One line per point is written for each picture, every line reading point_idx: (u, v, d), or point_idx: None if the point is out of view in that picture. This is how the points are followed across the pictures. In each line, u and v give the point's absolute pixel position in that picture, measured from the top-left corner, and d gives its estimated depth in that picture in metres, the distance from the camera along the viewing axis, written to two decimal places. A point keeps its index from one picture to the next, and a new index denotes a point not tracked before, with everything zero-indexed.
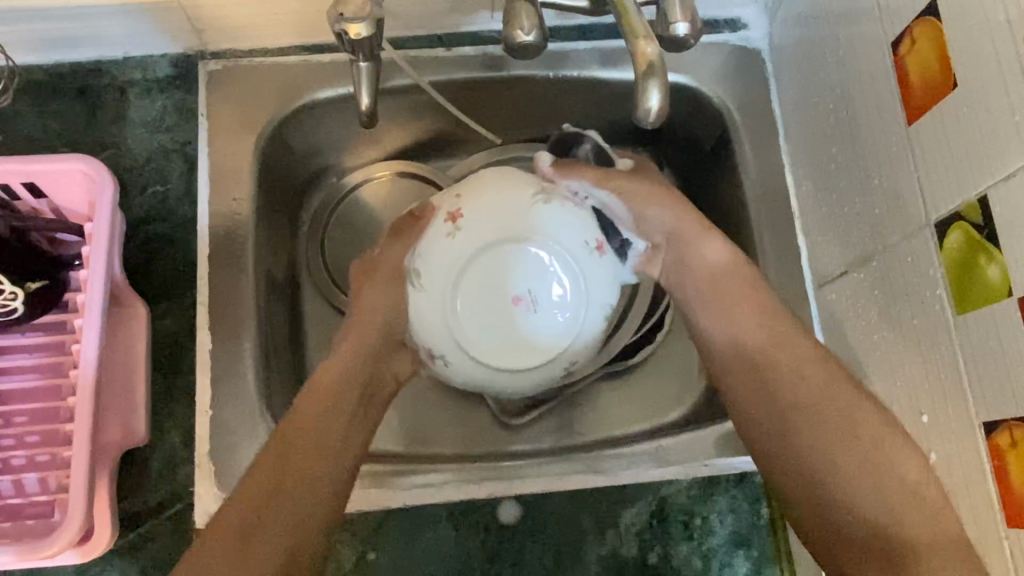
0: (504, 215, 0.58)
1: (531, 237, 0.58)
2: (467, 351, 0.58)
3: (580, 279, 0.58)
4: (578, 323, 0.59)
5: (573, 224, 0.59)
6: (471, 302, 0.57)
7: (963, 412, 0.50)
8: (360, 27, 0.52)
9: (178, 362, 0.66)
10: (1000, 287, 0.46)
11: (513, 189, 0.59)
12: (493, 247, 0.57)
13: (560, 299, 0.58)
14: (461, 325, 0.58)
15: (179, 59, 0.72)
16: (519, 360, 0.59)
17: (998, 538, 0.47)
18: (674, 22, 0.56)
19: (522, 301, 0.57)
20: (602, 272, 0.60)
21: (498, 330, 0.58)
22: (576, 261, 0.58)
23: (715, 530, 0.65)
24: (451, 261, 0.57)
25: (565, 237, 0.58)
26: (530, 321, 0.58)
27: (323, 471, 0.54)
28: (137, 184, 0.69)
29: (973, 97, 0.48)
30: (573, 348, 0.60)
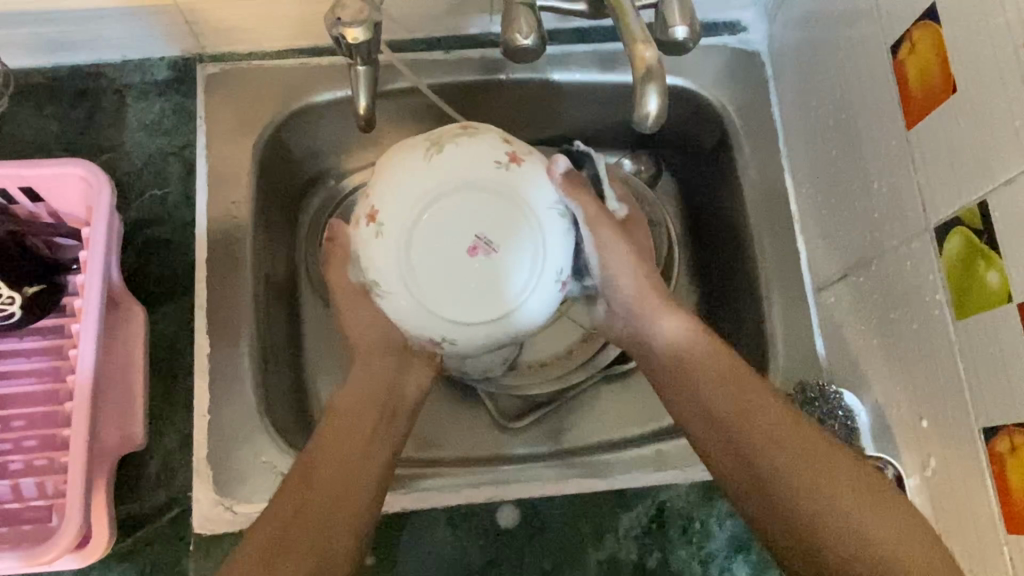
0: (412, 179, 0.53)
1: (445, 182, 0.52)
2: (455, 315, 0.53)
3: (518, 196, 0.53)
4: (548, 239, 0.53)
5: (484, 150, 0.54)
6: (431, 277, 0.52)
7: (962, 418, 0.50)
8: (358, 31, 0.52)
9: (176, 366, 0.66)
10: (1000, 293, 0.46)
11: (401, 159, 0.54)
12: (418, 213, 0.52)
13: (512, 225, 0.52)
14: (432, 297, 0.52)
15: (177, 63, 0.72)
16: (510, 294, 0.53)
17: (998, 545, 0.47)
18: (673, 25, 0.56)
19: (478, 247, 0.52)
20: (539, 177, 0.54)
21: (471, 281, 0.52)
22: (508, 179, 0.53)
23: (715, 535, 0.65)
24: (386, 254, 0.52)
25: (482, 165, 0.53)
26: (498, 263, 0.52)
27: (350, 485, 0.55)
28: (135, 188, 0.69)
29: (973, 101, 0.48)
30: (558, 267, 0.54)
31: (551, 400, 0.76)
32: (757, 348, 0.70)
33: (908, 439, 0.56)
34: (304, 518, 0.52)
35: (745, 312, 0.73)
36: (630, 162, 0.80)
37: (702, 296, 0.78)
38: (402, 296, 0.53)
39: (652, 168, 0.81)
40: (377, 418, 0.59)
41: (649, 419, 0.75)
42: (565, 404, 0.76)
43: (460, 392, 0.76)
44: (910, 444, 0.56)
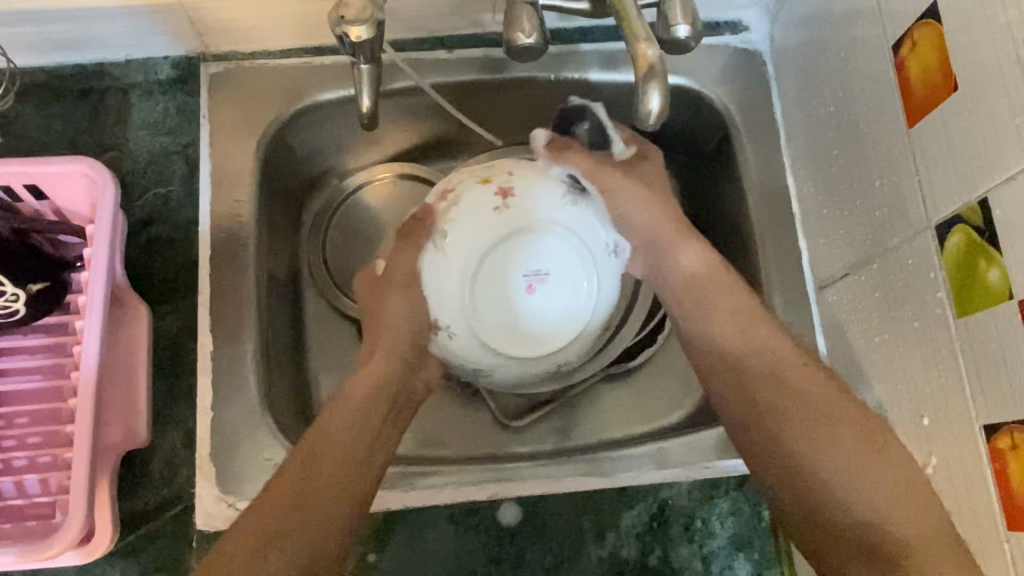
0: (443, 273, 0.60)
1: (469, 255, 0.60)
2: (553, 334, 0.62)
3: (528, 219, 0.60)
4: (572, 222, 0.61)
5: (479, 212, 0.60)
6: (520, 326, 0.61)
7: (964, 416, 0.50)
8: (361, 30, 0.52)
9: (179, 363, 0.66)
10: (1001, 291, 0.46)
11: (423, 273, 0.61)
12: (464, 288, 0.60)
13: (543, 245, 0.60)
14: (530, 334, 0.61)
15: (181, 62, 0.72)
16: (582, 290, 0.61)
17: (999, 541, 0.47)
18: (675, 24, 0.56)
19: (535, 280, 0.60)
20: (529, 186, 0.61)
21: (554, 302, 0.61)
22: (513, 208, 0.60)
23: (715, 533, 0.65)
24: (467, 338, 0.61)
25: (485, 223, 0.60)
26: (555, 280, 0.61)
27: (349, 481, 0.54)
28: (139, 186, 0.70)
29: (974, 99, 0.48)
30: (598, 237, 0.62)
31: (551, 399, 0.75)
32: None
33: (909, 437, 0.56)
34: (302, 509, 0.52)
35: None
36: None
37: None
38: (506, 354, 0.61)
39: None
40: (384, 411, 0.59)
41: (651, 417, 0.75)
42: (567, 403, 0.76)
43: (462, 390, 0.77)
44: (911, 443, 0.56)
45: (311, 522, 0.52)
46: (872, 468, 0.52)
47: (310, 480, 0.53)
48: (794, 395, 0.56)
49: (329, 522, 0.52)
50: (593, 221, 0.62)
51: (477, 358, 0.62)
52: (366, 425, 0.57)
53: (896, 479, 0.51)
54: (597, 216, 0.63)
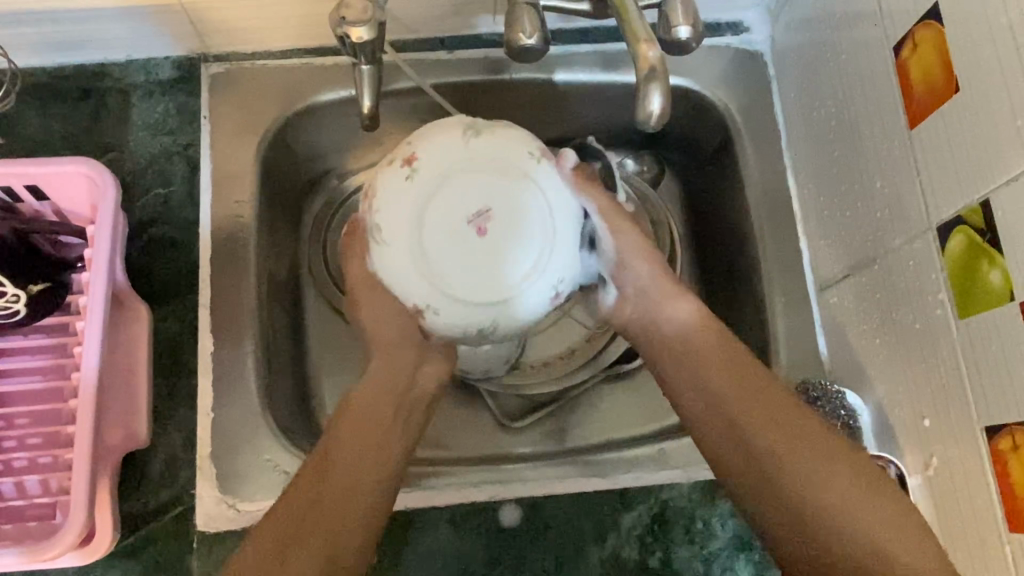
0: (396, 266, 0.54)
1: (403, 235, 0.54)
2: (527, 255, 0.54)
3: (438, 166, 0.54)
4: (489, 148, 0.55)
5: (393, 194, 0.54)
6: (495, 270, 0.53)
7: (965, 417, 0.50)
8: (362, 31, 0.52)
9: (180, 364, 0.66)
10: (1002, 292, 0.46)
11: (385, 275, 0.55)
12: (416, 263, 0.54)
13: (466, 180, 0.54)
14: (508, 266, 0.53)
15: (181, 63, 0.72)
16: (524, 199, 0.54)
17: (1000, 542, 0.47)
18: (676, 25, 0.56)
19: (483, 220, 0.53)
20: (430, 141, 0.55)
21: (508, 225, 0.53)
22: (422, 166, 0.54)
23: (716, 534, 0.65)
24: (449, 304, 0.54)
25: (405, 197, 0.54)
26: (496, 207, 0.53)
27: (361, 486, 0.53)
28: (139, 187, 0.70)
29: (975, 101, 0.48)
30: (521, 154, 0.55)
31: (552, 401, 0.76)
32: (758, 347, 0.70)
33: (910, 438, 0.56)
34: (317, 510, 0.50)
35: (747, 312, 0.73)
36: (632, 161, 0.81)
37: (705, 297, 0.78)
38: (493, 305, 0.54)
39: (654, 169, 0.81)
40: (394, 417, 0.58)
41: (651, 418, 0.75)
42: (568, 404, 0.76)
43: (462, 392, 0.77)
44: (912, 444, 0.56)
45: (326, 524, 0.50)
46: (860, 494, 0.49)
47: (325, 484, 0.52)
48: (773, 419, 0.53)
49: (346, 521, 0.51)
50: (498, 138, 0.55)
51: (475, 325, 0.55)
52: (377, 431, 0.56)
53: (881, 503, 0.49)
54: (499, 133, 0.56)
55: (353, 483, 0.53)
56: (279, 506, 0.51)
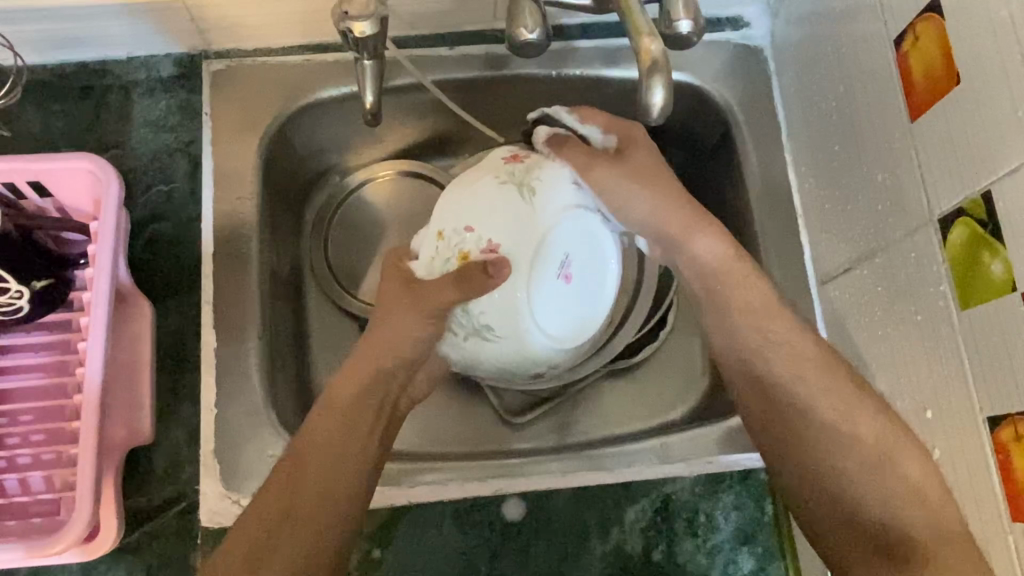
0: (505, 345, 0.62)
1: (518, 322, 0.60)
2: (598, 277, 0.66)
3: (530, 245, 0.59)
4: (546, 198, 0.61)
5: (496, 295, 0.59)
6: (586, 299, 0.66)
7: (968, 409, 0.50)
8: (365, 26, 0.52)
9: (183, 361, 0.66)
10: (1004, 282, 0.46)
11: (489, 354, 0.63)
12: (533, 331, 0.62)
13: (553, 246, 0.61)
14: (588, 294, 0.66)
15: (183, 59, 0.72)
16: (591, 231, 0.64)
17: (1002, 533, 0.47)
18: (677, 20, 0.56)
19: (568, 268, 0.63)
20: (498, 223, 0.59)
21: (585, 261, 0.64)
22: (508, 249, 0.59)
23: (718, 527, 0.65)
24: (560, 349, 0.65)
25: (509, 290, 0.59)
26: (577, 260, 0.63)
27: (340, 489, 0.53)
28: (141, 183, 0.70)
29: (975, 93, 0.48)
30: (566, 183, 0.62)
31: (552, 396, 0.75)
32: None
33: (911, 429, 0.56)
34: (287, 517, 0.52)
35: None
36: None
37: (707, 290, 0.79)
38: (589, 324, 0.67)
39: None
40: (374, 417, 0.58)
41: (653, 412, 0.75)
42: (569, 399, 0.76)
43: (466, 388, 0.77)
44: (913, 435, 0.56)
45: (303, 530, 0.51)
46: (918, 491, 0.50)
47: (295, 490, 0.53)
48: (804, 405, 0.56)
49: (314, 521, 0.52)
50: (551, 191, 0.61)
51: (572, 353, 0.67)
52: (358, 432, 0.56)
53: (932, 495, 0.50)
54: (546, 179, 0.61)
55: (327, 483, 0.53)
56: (249, 516, 0.52)
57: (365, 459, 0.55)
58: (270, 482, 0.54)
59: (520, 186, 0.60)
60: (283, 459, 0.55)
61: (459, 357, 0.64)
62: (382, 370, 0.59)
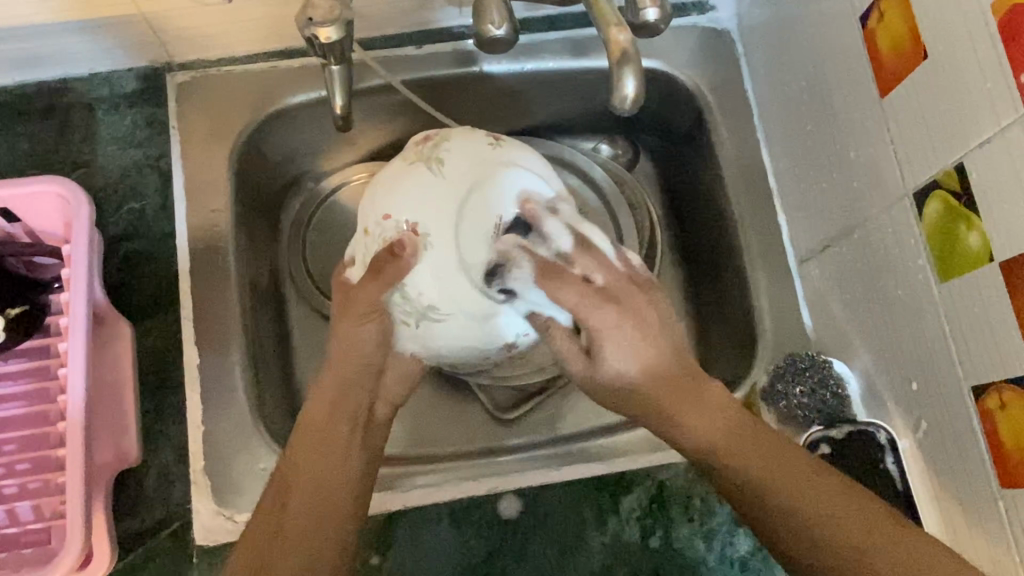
0: (460, 320, 0.58)
1: (463, 293, 0.57)
2: None
3: (442, 207, 0.58)
4: (457, 168, 0.59)
5: (426, 271, 0.57)
6: None
7: (952, 379, 0.51)
8: (330, 31, 0.52)
9: (166, 379, 0.65)
10: (982, 253, 0.47)
11: (456, 334, 0.59)
12: (484, 297, 0.58)
13: (477, 204, 0.58)
14: None
15: (145, 73, 0.71)
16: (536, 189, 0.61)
17: (994, 499, 0.48)
18: (643, 8, 0.57)
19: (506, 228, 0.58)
20: (410, 200, 0.58)
21: None
22: (427, 225, 0.57)
23: (715, 511, 0.65)
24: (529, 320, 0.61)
25: (438, 262, 0.57)
26: None
27: (330, 504, 0.53)
28: (112, 202, 0.68)
29: (940, 68, 0.49)
30: (476, 145, 0.61)
31: (540, 391, 0.76)
32: (742, 322, 0.71)
33: (898, 400, 0.57)
34: (283, 528, 0.52)
35: (729, 288, 0.73)
36: (606, 146, 0.83)
37: (686, 274, 0.80)
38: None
39: (629, 152, 0.83)
40: (349, 432, 0.56)
41: None
42: (558, 393, 0.77)
43: (456, 387, 0.78)
44: (900, 405, 0.57)
45: (293, 551, 0.51)
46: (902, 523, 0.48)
47: (287, 503, 0.53)
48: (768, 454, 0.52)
49: (313, 529, 0.52)
50: (456, 154, 0.60)
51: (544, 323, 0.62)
52: (338, 447, 0.55)
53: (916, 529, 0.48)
54: (448, 147, 0.60)
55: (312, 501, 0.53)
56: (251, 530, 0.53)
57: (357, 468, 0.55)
58: (261, 503, 0.54)
59: (423, 163, 0.60)
60: (271, 483, 0.55)
61: (422, 350, 0.60)
62: (348, 381, 0.57)
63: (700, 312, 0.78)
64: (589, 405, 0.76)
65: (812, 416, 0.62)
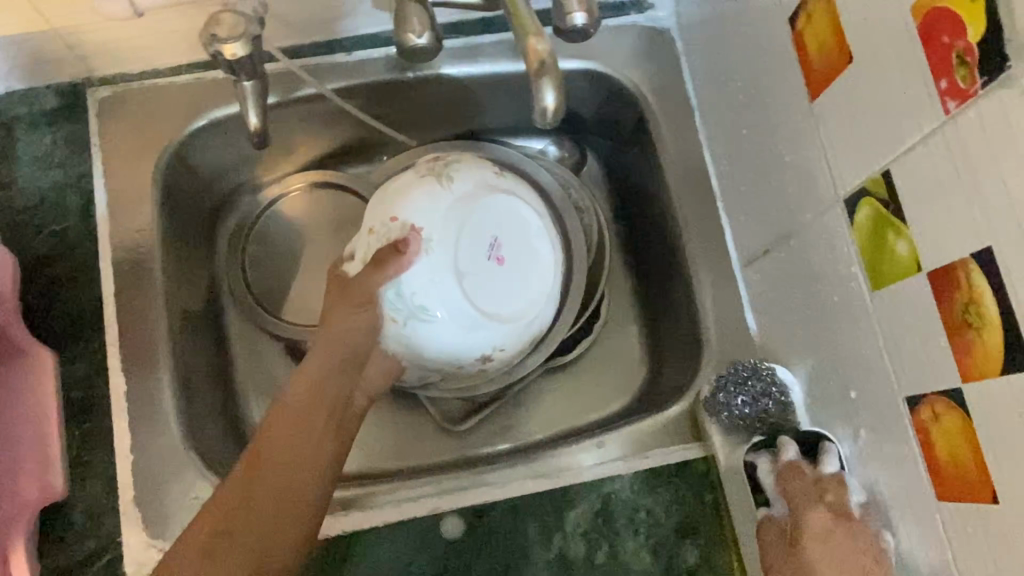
0: (446, 329, 0.59)
1: (455, 301, 0.58)
2: (546, 270, 0.63)
3: (446, 217, 0.59)
4: (464, 187, 0.60)
5: (425, 273, 0.57)
6: (533, 284, 0.62)
7: (887, 388, 0.50)
8: (235, 47, 0.50)
9: (93, 408, 0.63)
10: (910, 262, 0.45)
11: (437, 342, 0.59)
12: (473, 311, 0.59)
13: (476, 224, 0.60)
14: (534, 283, 0.62)
15: (64, 89, 0.68)
16: (530, 220, 0.63)
17: (931, 512, 0.47)
18: (571, 12, 0.55)
19: (498, 249, 0.61)
20: (416, 205, 0.59)
21: (527, 249, 0.62)
22: (432, 230, 0.58)
23: (660, 523, 0.64)
24: (510, 339, 0.62)
25: (438, 267, 0.57)
26: (513, 244, 0.62)
27: (300, 487, 0.50)
28: (33, 225, 0.66)
29: (866, 71, 0.47)
30: (481, 171, 0.63)
31: (491, 402, 0.74)
32: (689, 328, 0.69)
33: (839, 408, 0.56)
34: (248, 518, 0.47)
35: (676, 292, 0.71)
36: (553, 147, 0.80)
37: (636, 277, 0.78)
38: (530, 307, 0.62)
39: (575, 154, 0.81)
40: (328, 417, 0.53)
41: (589, 408, 0.75)
42: (508, 403, 0.76)
43: (404, 401, 0.76)
44: (841, 414, 0.56)
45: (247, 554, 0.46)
46: None
47: (250, 497, 0.48)
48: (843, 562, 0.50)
49: (277, 535, 0.48)
50: (465, 173, 0.62)
51: (521, 341, 0.63)
52: (319, 434, 0.52)
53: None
54: (458, 166, 0.62)
55: (282, 484, 0.49)
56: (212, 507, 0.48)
57: (329, 471, 0.52)
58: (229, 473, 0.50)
59: (435, 174, 0.61)
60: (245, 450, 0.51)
61: (405, 349, 0.60)
62: (337, 365, 0.55)
63: (650, 316, 0.76)
64: (538, 415, 0.75)
65: (755, 423, 0.60)
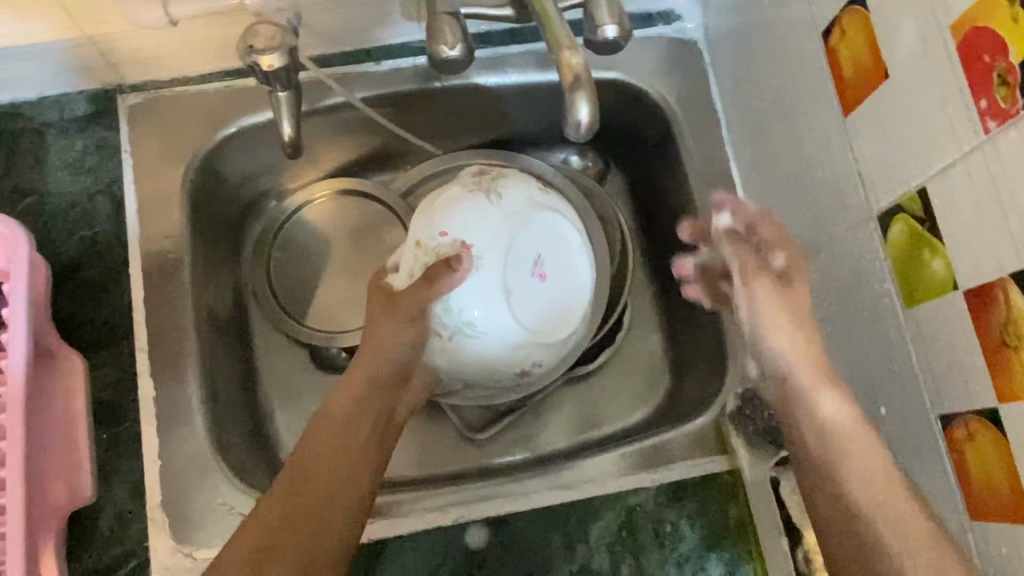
0: (490, 343, 0.59)
1: (501, 317, 0.58)
2: (586, 286, 0.63)
3: (495, 235, 0.58)
4: (512, 203, 0.60)
5: (474, 290, 0.57)
6: (573, 300, 0.62)
7: (919, 406, 0.49)
8: (272, 58, 0.51)
9: (120, 413, 0.63)
10: (946, 281, 0.45)
11: (480, 355, 0.59)
12: (517, 327, 0.59)
13: (523, 241, 0.60)
14: (574, 299, 0.62)
15: (96, 96, 0.69)
16: (571, 237, 0.63)
17: (963, 530, 0.47)
18: (602, 25, 0.55)
19: (542, 266, 0.60)
20: (465, 220, 0.59)
21: (568, 265, 0.62)
22: (481, 247, 0.58)
23: (684, 536, 0.64)
24: (550, 353, 0.62)
25: (487, 283, 0.57)
26: (556, 261, 0.61)
27: (341, 497, 0.51)
28: (62, 231, 0.66)
29: (902, 89, 0.47)
30: (526, 186, 0.63)
31: (511, 411, 0.74)
32: (713, 339, 0.69)
33: None
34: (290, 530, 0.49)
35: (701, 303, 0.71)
36: (576, 157, 0.80)
37: (658, 288, 0.78)
38: (569, 322, 0.62)
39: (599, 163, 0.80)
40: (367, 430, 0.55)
41: (612, 419, 0.75)
42: (530, 413, 0.75)
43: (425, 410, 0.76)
44: None
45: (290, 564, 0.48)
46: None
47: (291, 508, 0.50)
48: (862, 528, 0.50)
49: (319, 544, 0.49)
50: (512, 190, 0.61)
51: (559, 355, 0.63)
52: (358, 448, 0.53)
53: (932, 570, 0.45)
54: (505, 182, 0.62)
55: (325, 491, 0.51)
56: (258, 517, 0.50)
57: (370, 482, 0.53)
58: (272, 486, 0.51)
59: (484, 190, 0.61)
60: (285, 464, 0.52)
61: (446, 362, 0.60)
62: (378, 380, 0.56)
63: (673, 328, 0.76)
64: (561, 426, 0.75)
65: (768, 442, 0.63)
